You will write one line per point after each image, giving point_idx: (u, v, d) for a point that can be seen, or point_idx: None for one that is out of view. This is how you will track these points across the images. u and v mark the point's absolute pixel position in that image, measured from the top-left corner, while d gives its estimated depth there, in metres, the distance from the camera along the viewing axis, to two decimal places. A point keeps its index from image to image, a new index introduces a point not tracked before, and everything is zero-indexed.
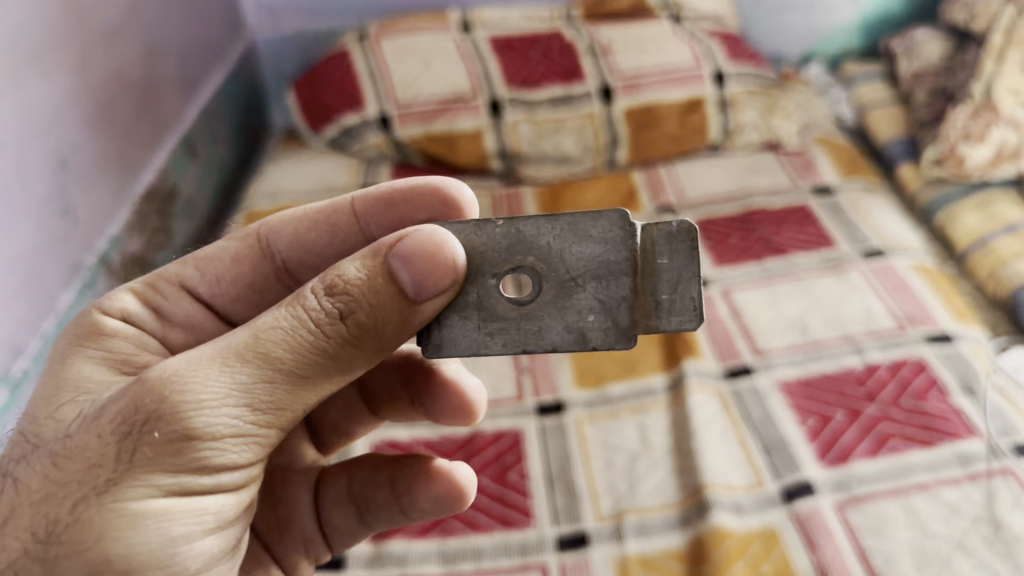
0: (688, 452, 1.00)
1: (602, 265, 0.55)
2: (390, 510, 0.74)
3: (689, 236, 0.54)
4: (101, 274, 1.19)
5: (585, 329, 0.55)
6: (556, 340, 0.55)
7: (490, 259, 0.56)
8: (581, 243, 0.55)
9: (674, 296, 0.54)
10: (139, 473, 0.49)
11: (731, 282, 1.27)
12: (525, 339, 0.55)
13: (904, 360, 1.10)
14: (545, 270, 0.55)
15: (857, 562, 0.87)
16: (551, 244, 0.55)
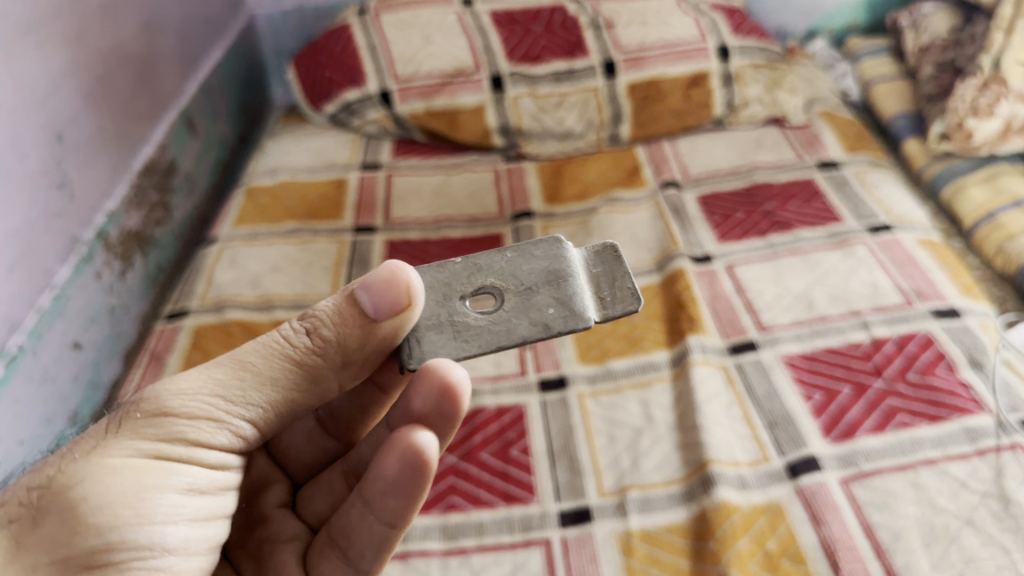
0: (691, 428, 0.99)
1: (553, 274, 0.60)
2: (368, 525, 0.64)
3: (611, 249, 0.63)
4: (99, 249, 1.18)
5: (550, 321, 0.58)
6: (526, 333, 0.57)
7: (453, 285, 0.60)
8: (528, 260, 0.61)
9: (613, 291, 0.60)
10: (121, 439, 0.55)
11: (735, 257, 1.25)
12: (499, 339, 0.57)
13: (912, 335, 1.09)
14: (504, 284, 0.59)
15: (864, 537, 0.86)
16: (504, 267, 0.60)
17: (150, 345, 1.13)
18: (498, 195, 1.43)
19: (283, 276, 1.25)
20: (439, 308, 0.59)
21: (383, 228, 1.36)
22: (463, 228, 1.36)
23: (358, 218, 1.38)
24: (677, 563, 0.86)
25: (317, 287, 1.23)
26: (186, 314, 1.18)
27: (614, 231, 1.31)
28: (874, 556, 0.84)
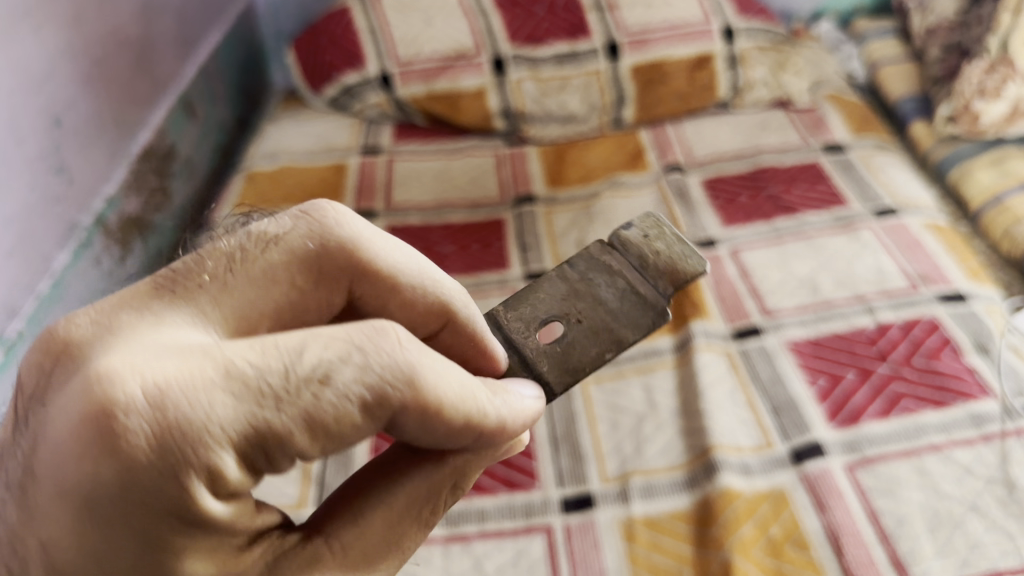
0: (695, 413, 0.98)
1: (609, 270, 0.65)
2: None
3: (651, 221, 0.68)
4: (98, 235, 1.17)
5: (551, 291, 0.64)
6: (533, 309, 0.63)
7: (577, 301, 0.63)
8: (632, 306, 0.62)
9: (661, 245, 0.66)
10: None
11: (740, 242, 1.24)
12: (534, 315, 0.63)
13: (917, 320, 1.08)
14: (596, 292, 0.63)
15: (867, 523, 0.85)
16: (613, 285, 0.64)
17: None
18: (500, 179, 1.42)
19: None
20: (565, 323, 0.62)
21: (384, 212, 1.35)
22: (465, 213, 1.35)
23: (358, 203, 1.37)
24: (681, 549, 0.85)
25: None
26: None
27: (616, 216, 1.30)
28: (878, 542, 0.83)
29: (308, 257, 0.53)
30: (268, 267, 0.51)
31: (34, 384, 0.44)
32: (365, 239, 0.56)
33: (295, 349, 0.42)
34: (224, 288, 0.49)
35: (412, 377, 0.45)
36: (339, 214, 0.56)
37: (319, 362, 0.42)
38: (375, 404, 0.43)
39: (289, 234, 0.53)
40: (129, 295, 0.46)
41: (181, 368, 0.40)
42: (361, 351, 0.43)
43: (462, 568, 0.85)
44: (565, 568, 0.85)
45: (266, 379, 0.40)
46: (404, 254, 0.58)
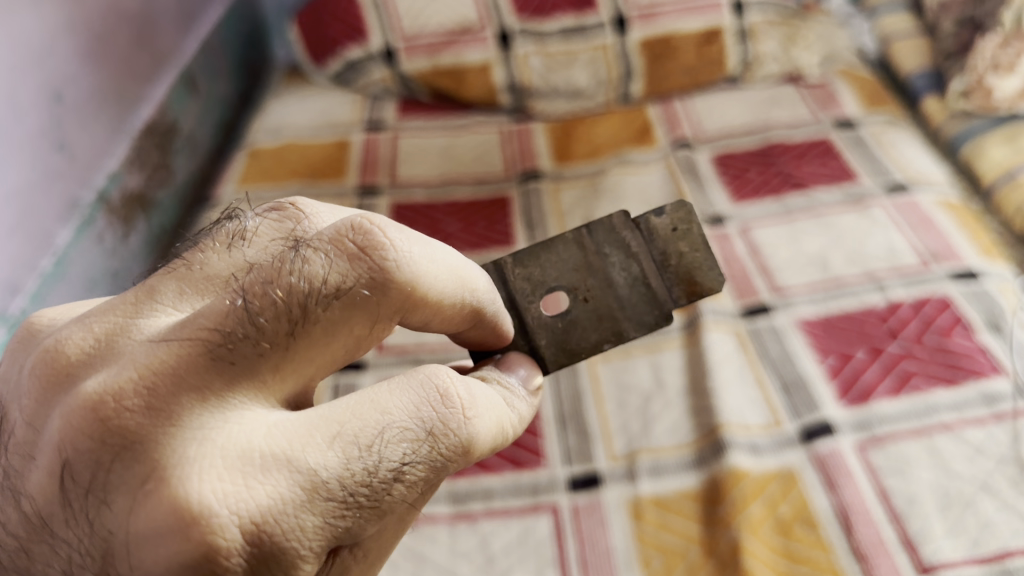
0: (703, 391, 0.97)
1: (628, 251, 0.67)
2: None
3: (685, 214, 0.68)
4: (100, 211, 1.16)
5: (566, 260, 0.66)
6: (545, 275, 0.65)
7: (588, 281, 0.66)
8: (636, 305, 0.66)
9: (686, 243, 0.67)
10: None
11: (749, 218, 1.23)
12: (545, 281, 0.65)
13: (928, 297, 1.06)
14: (610, 274, 0.66)
15: (877, 502, 0.84)
16: (628, 269, 0.66)
17: None
18: (505, 156, 1.40)
19: None
20: (572, 302, 0.66)
21: (388, 190, 1.34)
22: (470, 190, 1.33)
23: (362, 180, 1.36)
24: (688, 528, 0.85)
25: None
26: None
27: (624, 193, 1.28)
28: (888, 521, 0.82)
29: (367, 310, 0.48)
30: (328, 328, 0.47)
31: (85, 466, 0.44)
32: (423, 277, 0.50)
33: (374, 453, 0.45)
34: (283, 358, 0.46)
35: (468, 449, 0.49)
36: (399, 257, 0.48)
37: (398, 462, 0.46)
38: (434, 476, 0.48)
39: (344, 281, 0.47)
40: (190, 375, 0.44)
41: (275, 498, 0.42)
42: (432, 440, 0.47)
43: (468, 547, 0.85)
44: (573, 548, 0.84)
45: (352, 493, 0.44)
46: (450, 267, 0.52)
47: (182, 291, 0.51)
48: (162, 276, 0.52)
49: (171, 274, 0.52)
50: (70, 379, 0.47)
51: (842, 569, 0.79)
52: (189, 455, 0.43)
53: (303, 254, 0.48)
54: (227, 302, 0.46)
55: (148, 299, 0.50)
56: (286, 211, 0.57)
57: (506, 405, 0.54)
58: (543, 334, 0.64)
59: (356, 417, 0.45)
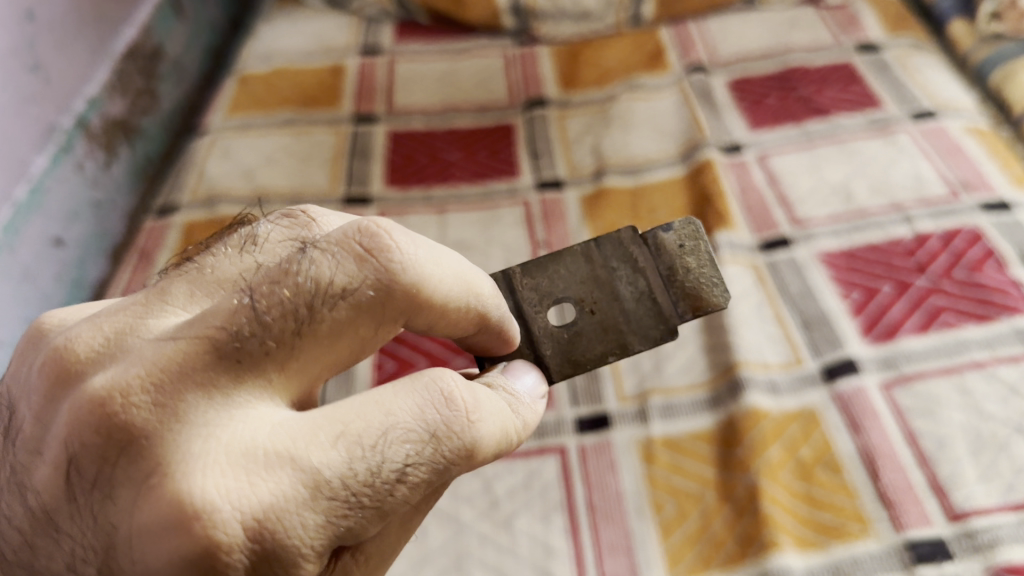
0: (719, 328, 0.92)
1: (636, 265, 0.63)
2: None
3: (695, 230, 0.63)
4: (79, 138, 1.09)
5: (571, 273, 0.62)
6: (549, 287, 0.62)
7: (596, 296, 0.62)
8: (641, 320, 0.62)
9: (695, 257, 0.62)
10: None
11: (767, 146, 1.16)
12: (550, 293, 0.62)
13: (958, 229, 1.00)
14: (617, 288, 0.62)
15: (904, 445, 0.79)
16: (637, 284, 0.62)
17: (139, 245, 1.10)
18: (509, 81, 1.32)
19: (278, 168, 1.19)
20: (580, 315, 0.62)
21: (385, 118, 1.27)
22: (472, 117, 1.26)
23: (357, 107, 1.29)
24: (703, 471, 0.80)
25: (315, 180, 1.17)
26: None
27: (635, 120, 1.21)
28: (917, 465, 0.77)
29: (374, 311, 0.45)
30: (334, 329, 0.44)
31: (94, 460, 0.42)
32: (429, 278, 0.46)
33: (376, 452, 0.42)
34: (290, 357, 0.43)
35: (473, 452, 0.45)
36: (405, 259, 0.45)
37: (402, 462, 0.43)
38: (439, 477, 0.44)
39: (350, 282, 0.44)
40: (195, 369, 0.42)
41: (277, 494, 0.40)
42: (436, 443, 0.44)
43: (470, 491, 0.80)
44: (581, 493, 0.80)
45: (355, 494, 0.41)
46: (455, 273, 0.48)
47: (192, 293, 0.48)
48: (173, 278, 0.49)
49: (182, 277, 0.49)
50: (77, 376, 0.45)
51: (868, 515, 0.74)
52: (194, 450, 0.41)
53: (310, 255, 0.45)
54: (235, 300, 0.44)
55: (157, 298, 0.47)
56: (298, 218, 0.53)
57: (511, 410, 0.49)
58: (549, 348, 0.60)
59: (359, 416, 0.42)
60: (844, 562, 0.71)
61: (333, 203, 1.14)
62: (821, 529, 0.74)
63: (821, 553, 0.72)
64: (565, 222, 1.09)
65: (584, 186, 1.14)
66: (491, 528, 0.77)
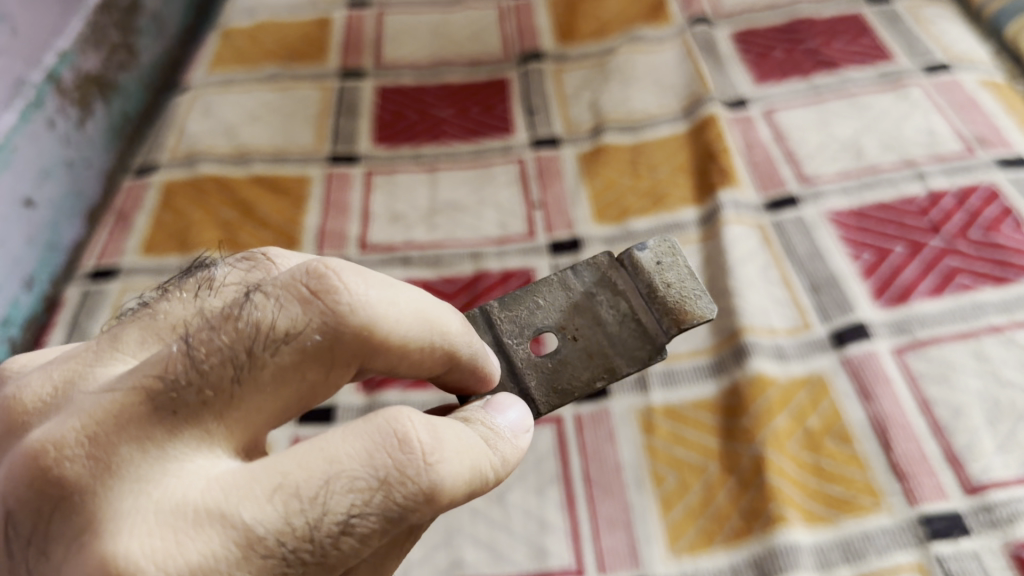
0: (723, 292, 0.87)
1: (613, 285, 0.58)
2: None
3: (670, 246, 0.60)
4: (51, 93, 1.04)
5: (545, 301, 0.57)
6: (526, 316, 0.56)
7: (575, 321, 0.57)
8: (625, 344, 0.57)
9: (676, 274, 0.58)
10: None
11: (774, 101, 1.10)
12: (527, 322, 0.56)
13: (974, 187, 0.95)
14: (596, 312, 0.57)
15: (918, 414, 0.75)
16: (618, 305, 0.58)
17: (117, 206, 1.05)
18: (503, 34, 1.26)
19: (261, 126, 1.14)
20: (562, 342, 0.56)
21: (373, 72, 1.22)
22: (465, 72, 1.20)
23: (345, 62, 1.23)
24: (705, 442, 0.76)
25: (300, 139, 1.12)
26: (117, 274, 0.98)
27: (634, 75, 1.16)
28: (932, 436, 0.73)
29: (322, 356, 0.39)
30: (278, 378, 0.38)
31: (26, 517, 0.37)
32: (383, 318, 0.40)
33: (319, 502, 0.36)
34: (229, 407, 0.37)
35: (433, 496, 0.38)
36: (354, 299, 0.39)
37: (346, 514, 0.36)
38: (398, 526, 0.38)
39: (296, 323, 0.38)
40: (122, 420, 0.36)
41: (206, 556, 0.34)
42: (387, 490, 0.37)
43: None
44: (577, 464, 0.76)
45: (295, 551, 0.36)
46: (417, 308, 0.42)
47: (145, 340, 0.43)
48: (126, 322, 0.44)
49: (133, 320, 0.44)
50: (20, 429, 0.40)
51: (879, 487, 0.70)
52: (124, 510, 0.35)
53: (253, 299, 0.39)
54: (172, 346, 0.39)
55: (109, 345, 0.42)
56: (258, 260, 0.48)
57: (484, 442, 0.42)
58: (535, 379, 0.54)
59: (299, 461, 0.36)
60: (855, 538, 0.68)
61: (319, 162, 1.09)
62: (830, 503, 0.70)
63: (831, 529, 0.69)
64: (562, 181, 1.03)
65: (582, 144, 1.08)
66: (483, 502, 0.73)
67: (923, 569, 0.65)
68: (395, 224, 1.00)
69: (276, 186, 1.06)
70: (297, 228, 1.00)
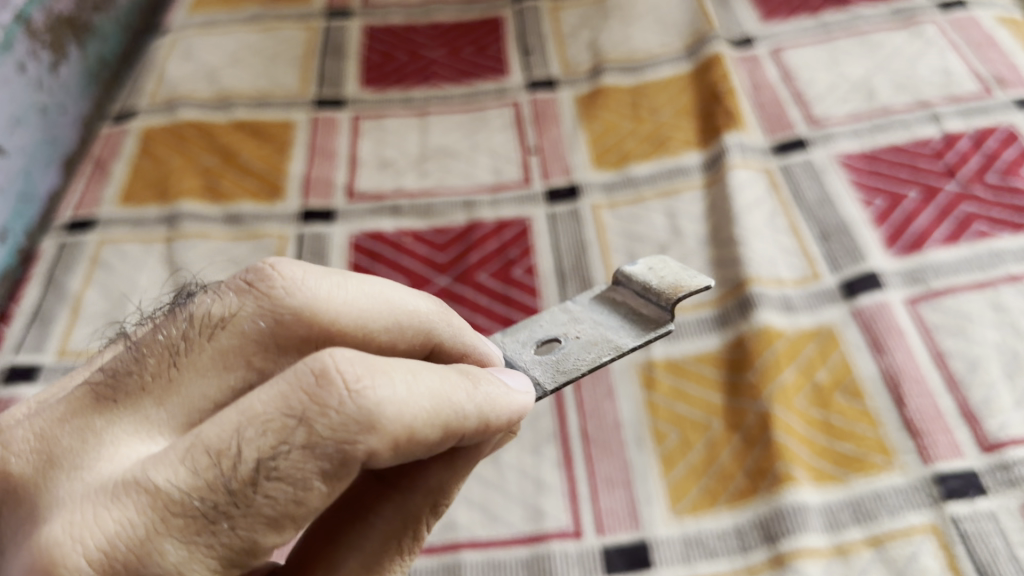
0: (728, 241, 0.83)
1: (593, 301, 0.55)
2: None
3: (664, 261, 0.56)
4: (21, 35, 0.99)
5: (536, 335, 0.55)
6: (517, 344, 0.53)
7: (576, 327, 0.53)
8: (628, 326, 0.52)
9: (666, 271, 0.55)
10: None
11: (781, 39, 1.05)
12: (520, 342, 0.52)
13: (991, 129, 0.90)
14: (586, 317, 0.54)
15: (932, 367, 0.71)
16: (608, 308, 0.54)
17: (95, 154, 1.00)
18: None
19: (244, 70, 1.08)
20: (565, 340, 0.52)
21: (361, 12, 1.16)
22: (457, 11, 1.15)
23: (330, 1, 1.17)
24: (709, 399, 0.72)
25: (284, 82, 1.07)
26: (94, 225, 0.93)
27: (635, 13, 1.10)
28: (946, 391, 0.70)
29: (262, 340, 0.38)
30: (216, 358, 0.38)
31: None
32: (325, 299, 0.39)
33: (230, 452, 0.33)
34: (167, 392, 0.37)
35: (371, 423, 0.33)
36: (288, 284, 0.39)
37: (262, 458, 0.33)
38: (349, 470, 0.33)
39: (240, 313, 0.39)
40: (66, 417, 0.38)
41: (121, 523, 0.33)
42: (309, 424, 0.33)
43: None
44: (575, 423, 0.72)
45: (209, 502, 0.33)
46: (372, 289, 0.40)
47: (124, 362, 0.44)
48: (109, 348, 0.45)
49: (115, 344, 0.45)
50: None
51: (891, 446, 0.66)
52: (58, 497, 0.36)
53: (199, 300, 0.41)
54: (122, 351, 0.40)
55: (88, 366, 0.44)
56: None
57: (461, 378, 0.37)
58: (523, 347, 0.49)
59: (213, 420, 0.34)
60: (866, 498, 0.64)
61: (304, 107, 1.04)
62: (840, 462, 0.66)
63: (841, 489, 0.65)
64: (559, 125, 0.99)
65: (580, 86, 1.03)
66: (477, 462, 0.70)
67: (938, 530, 0.61)
68: (384, 171, 0.95)
69: (258, 132, 1.01)
70: (281, 176, 0.96)
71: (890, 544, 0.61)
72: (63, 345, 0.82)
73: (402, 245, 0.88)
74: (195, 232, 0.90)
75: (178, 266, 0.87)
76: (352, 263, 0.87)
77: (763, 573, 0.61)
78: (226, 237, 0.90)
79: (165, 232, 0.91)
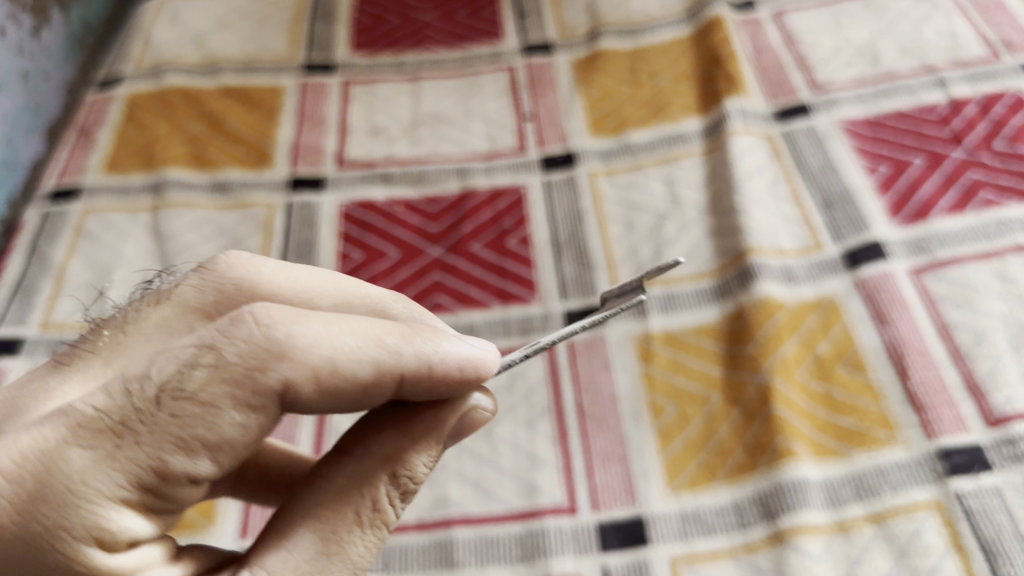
0: (728, 210, 0.81)
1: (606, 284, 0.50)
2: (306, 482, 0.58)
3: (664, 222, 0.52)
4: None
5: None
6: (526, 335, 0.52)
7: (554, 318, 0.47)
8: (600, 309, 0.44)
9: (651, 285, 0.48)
10: None
11: (784, 2, 1.02)
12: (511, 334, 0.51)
13: (999, 95, 0.88)
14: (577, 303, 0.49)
15: (937, 340, 0.70)
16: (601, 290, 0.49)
17: (79, 121, 0.98)
18: None
19: (232, 34, 1.05)
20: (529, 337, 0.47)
21: None
22: None
23: None
24: (708, 372, 0.70)
25: (272, 47, 1.04)
26: (79, 194, 0.91)
27: None
28: (951, 363, 0.68)
29: (205, 308, 0.46)
30: (162, 322, 0.45)
31: None
32: (266, 278, 0.47)
33: (141, 375, 0.39)
34: (114, 352, 0.44)
35: (282, 351, 0.39)
36: (232, 260, 0.47)
37: (174, 369, 0.39)
38: (265, 398, 0.39)
39: (183, 286, 0.46)
40: (26, 382, 0.44)
41: (33, 440, 0.37)
42: (217, 351, 0.39)
43: None
44: (570, 397, 0.70)
45: (118, 420, 0.38)
46: (313, 269, 0.49)
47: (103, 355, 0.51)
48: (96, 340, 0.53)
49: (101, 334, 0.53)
50: None
51: (894, 419, 0.65)
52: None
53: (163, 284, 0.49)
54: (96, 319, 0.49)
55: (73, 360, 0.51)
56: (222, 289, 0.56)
57: (384, 326, 0.43)
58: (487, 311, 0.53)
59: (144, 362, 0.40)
60: (868, 473, 0.62)
61: (293, 72, 1.01)
62: (842, 436, 0.64)
63: (842, 464, 0.63)
64: (555, 90, 0.96)
65: (577, 50, 1.00)
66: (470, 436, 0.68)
67: (941, 506, 0.59)
68: (375, 138, 0.93)
69: (246, 98, 0.98)
70: (270, 143, 0.93)
71: (892, 521, 0.59)
72: (46, 317, 0.80)
73: (394, 214, 0.86)
74: (181, 201, 0.88)
75: (165, 236, 0.85)
76: (342, 232, 0.84)
77: (762, 551, 0.60)
78: (213, 206, 0.88)
79: (151, 201, 0.88)
